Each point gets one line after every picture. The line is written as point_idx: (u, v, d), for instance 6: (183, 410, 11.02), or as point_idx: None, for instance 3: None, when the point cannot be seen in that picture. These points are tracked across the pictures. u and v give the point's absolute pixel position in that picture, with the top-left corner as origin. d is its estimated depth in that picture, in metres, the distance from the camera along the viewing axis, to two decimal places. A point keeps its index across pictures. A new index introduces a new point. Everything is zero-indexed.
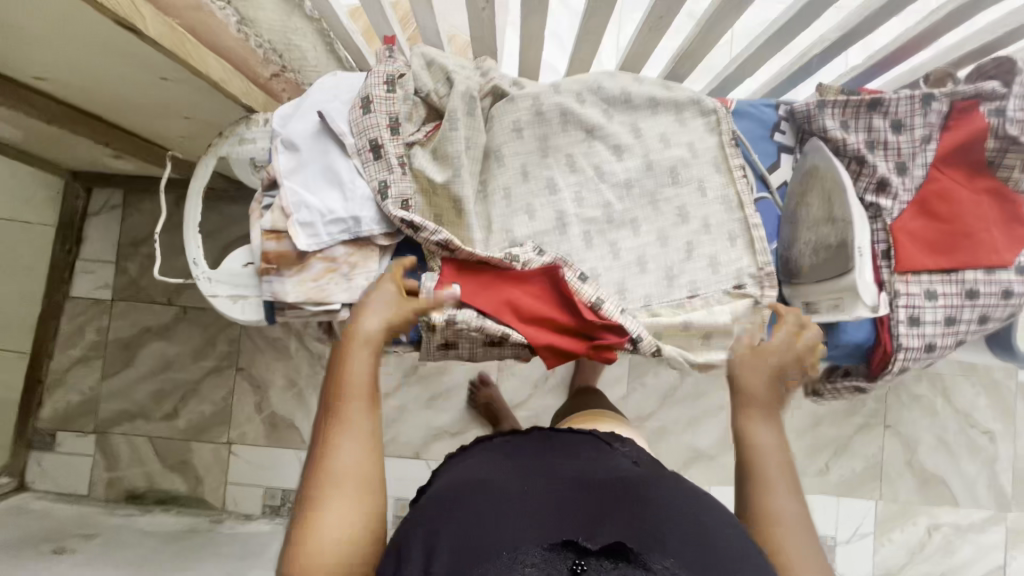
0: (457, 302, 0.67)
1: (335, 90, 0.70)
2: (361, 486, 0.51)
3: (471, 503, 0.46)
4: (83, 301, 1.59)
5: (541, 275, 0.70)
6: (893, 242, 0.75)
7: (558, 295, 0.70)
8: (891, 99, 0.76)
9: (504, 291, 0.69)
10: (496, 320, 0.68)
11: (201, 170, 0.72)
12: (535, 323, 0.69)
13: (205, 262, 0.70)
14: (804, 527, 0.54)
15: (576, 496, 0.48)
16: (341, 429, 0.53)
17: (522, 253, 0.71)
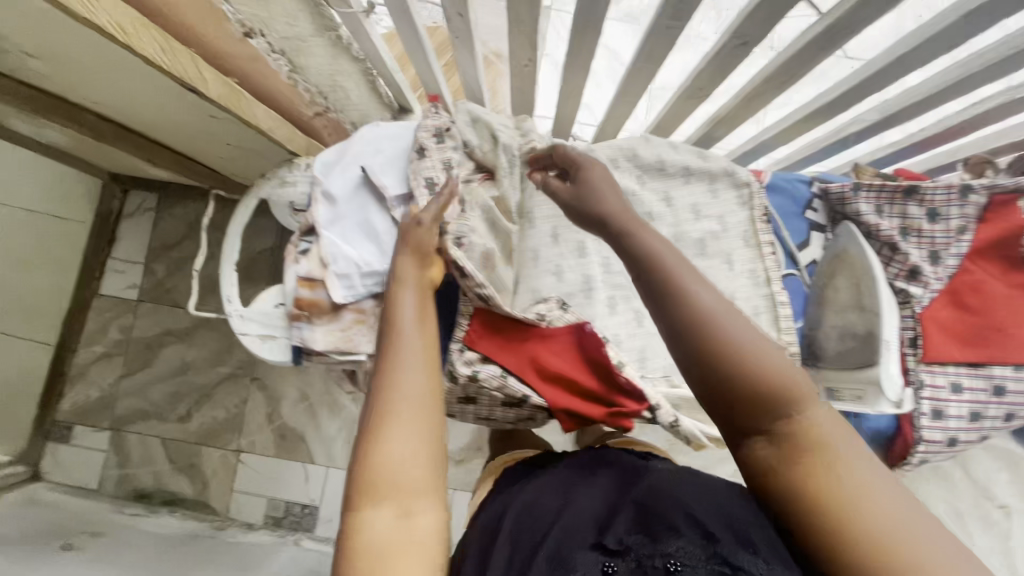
0: (481, 358, 0.68)
1: (377, 143, 0.72)
2: (427, 472, 0.41)
3: (518, 533, 0.48)
4: (111, 299, 1.63)
5: (567, 334, 0.70)
6: (920, 331, 0.75)
7: (585, 357, 0.69)
8: (928, 187, 0.75)
9: (528, 349, 0.69)
10: (516, 378, 0.68)
11: (242, 211, 0.74)
12: (557, 385, 0.69)
13: (238, 299, 0.72)
14: (802, 383, 0.39)
15: (600, 508, 0.49)
16: (394, 417, 0.42)
17: (548, 311, 0.71)
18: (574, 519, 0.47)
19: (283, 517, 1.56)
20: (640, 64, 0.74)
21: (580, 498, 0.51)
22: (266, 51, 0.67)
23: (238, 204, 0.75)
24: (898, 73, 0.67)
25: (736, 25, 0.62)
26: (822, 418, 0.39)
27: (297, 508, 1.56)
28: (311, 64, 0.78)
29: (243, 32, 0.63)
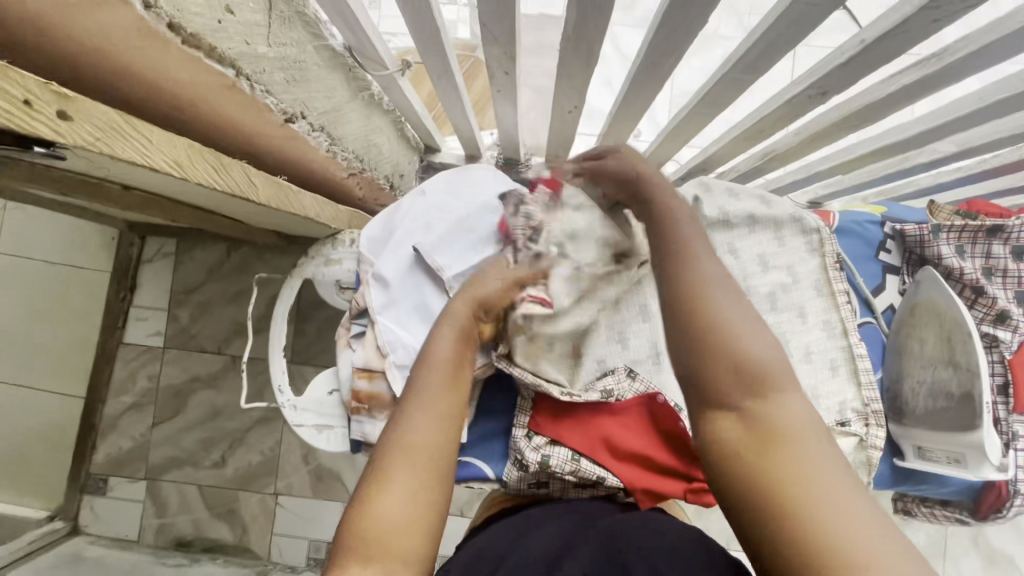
0: (550, 440, 0.65)
1: (425, 218, 0.69)
2: (417, 524, 0.43)
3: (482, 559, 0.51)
4: (135, 347, 1.55)
5: (637, 406, 0.66)
6: (1011, 378, 0.70)
7: (660, 430, 0.65)
8: (1014, 225, 0.71)
9: (598, 427, 0.65)
10: (591, 459, 0.64)
11: (286, 294, 0.71)
12: (634, 463, 0.64)
13: (290, 389, 0.69)
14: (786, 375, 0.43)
15: (561, 542, 0.52)
16: (398, 466, 0.45)
17: (616, 384, 0.66)
18: (531, 552, 0.50)
19: None
20: (699, 110, 0.70)
21: (532, 533, 0.54)
22: (307, 131, 0.63)
23: (283, 285, 0.72)
24: (987, 116, 0.62)
25: (815, 79, 0.57)
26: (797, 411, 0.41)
27: None
28: (348, 131, 0.73)
29: (286, 117, 0.58)
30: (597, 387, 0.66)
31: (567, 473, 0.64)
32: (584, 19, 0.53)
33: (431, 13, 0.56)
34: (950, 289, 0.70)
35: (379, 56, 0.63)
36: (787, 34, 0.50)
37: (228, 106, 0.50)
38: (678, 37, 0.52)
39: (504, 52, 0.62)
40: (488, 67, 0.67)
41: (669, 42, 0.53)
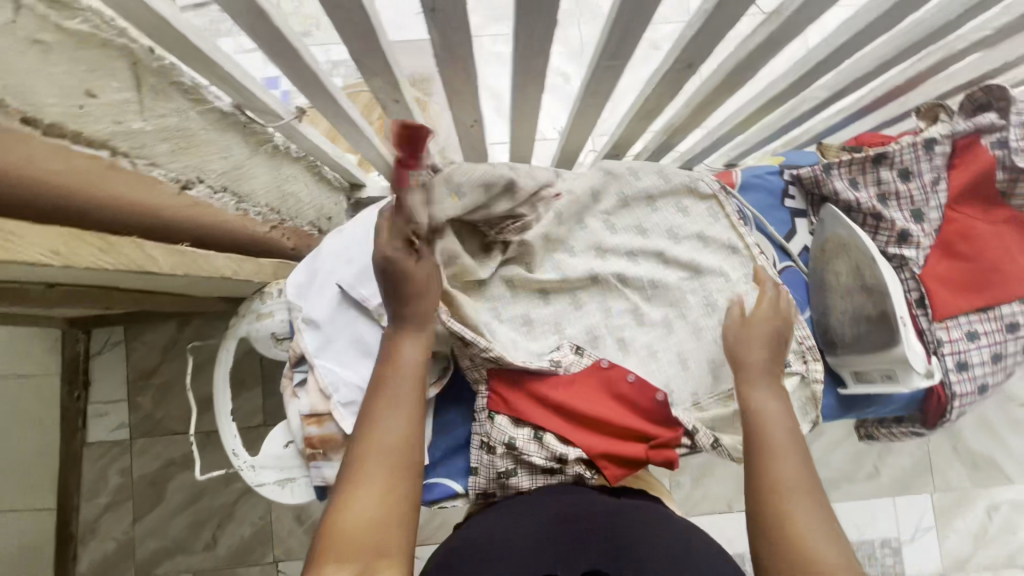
0: (513, 419, 0.66)
1: (347, 252, 0.70)
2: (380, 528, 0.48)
3: (478, 553, 0.52)
4: (102, 444, 1.50)
5: (587, 376, 0.69)
6: (925, 291, 0.75)
7: (615, 395, 0.69)
8: (895, 149, 0.76)
9: (555, 400, 0.67)
10: (553, 432, 0.66)
11: (223, 358, 0.70)
12: (595, 430, 0.67)
13: (245, 450, 0.68)
14: (812, 490, 0.55)
15: (555, 532, 0.54)
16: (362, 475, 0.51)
17: (564, 357, 0.70)
18: (526, 546, 0.52)
19: None
20: (588, 102, 0.73)
21: (532, 527, 0.55)
22: (208, 195, 0.64)
23: (218, 349, 0.71)
24: (837, 58, 0.67)
25: (677, 54, 0.61)
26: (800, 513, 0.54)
27: None
28: (256, 185, 0.74)
29: (181, 185, 0.59)
30: (545, 360, 0.70)
31: (534, 453, 0.65)
32: (449, 39, 0.56)
33: (305, 61, 0.58)
34: (851, 219, 0.75)
35: (269, 108, 0.64)
36: (635, 20, 0.53)
37: (119, 185, 0.52)
38: (538, 39, 0.55)
39: (387, 82, 0.64)
40: (378, 99, 0.69)
41: (532, 45, 0.56)
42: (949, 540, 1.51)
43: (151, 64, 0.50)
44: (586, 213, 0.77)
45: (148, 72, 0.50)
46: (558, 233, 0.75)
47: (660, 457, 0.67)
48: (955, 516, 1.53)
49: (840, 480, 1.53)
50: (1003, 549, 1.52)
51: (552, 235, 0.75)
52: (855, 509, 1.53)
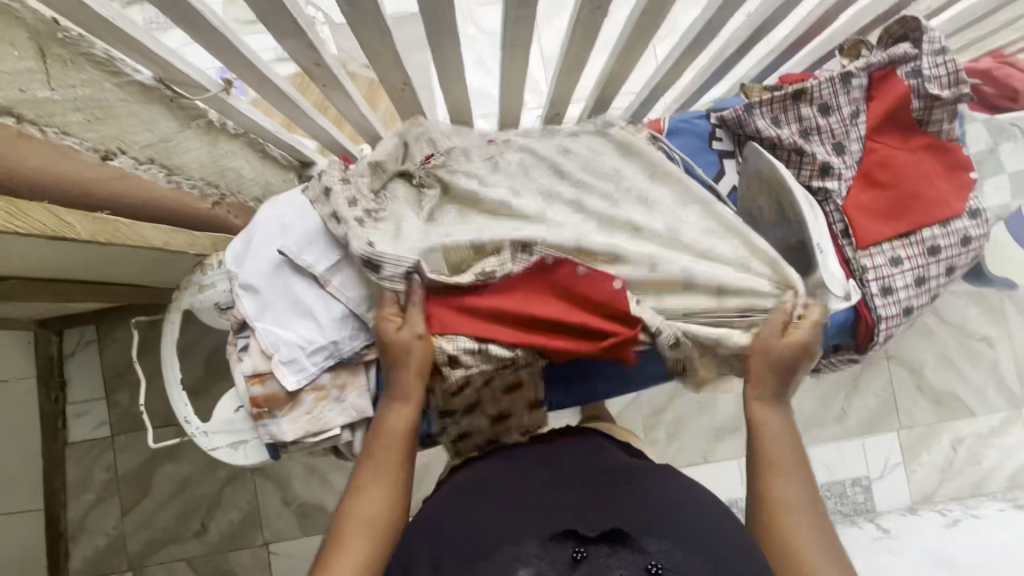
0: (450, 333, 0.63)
1: (280, 219, 0.71)
2: (378, 527, 0.57)
3: (483, 504, 0.55)
4: (84, 443, 1.51)
5: (532, 277, 0.64)
6: (848, 221, 0.78)
7: (565, 291, 0.64)
8: (813, 85, 0.78)
9: (495, 305, 0.63)
10: (497, 340, 0.62)
11: (168, 330, 0.72)
12: (542, 326, 0.64)
13: (196, 417, 0.70)
14: (806, 504, 0.60)
15: (573, 488, 0.56)
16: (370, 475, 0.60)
17: (500, 265, 0.64)
18: (535, 500, 0.54)
19: None
20: (512, 55, 0.75)
21: (549, 477, 0.58)
22: (132, 166, 0.66)
23: (163, 322, 0.73)
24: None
25: None
26: (796, 525, 0.58)
27: None
28: (187, 160, 0.74)
29: (101, 156, 0.61)
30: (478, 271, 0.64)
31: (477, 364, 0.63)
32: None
33: (215, 25, 0.59)
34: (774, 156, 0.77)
35: (194, 80, 0.65)
36: None
37: (37, 156, 0.54)
38: None
39: (305, 45, 0.65)
40: (301, 64, 0.70)
41: None
42: (918, 474, 1.57)
43: (54, 35, 0.52)
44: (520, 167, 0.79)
45: (53, 43, 0.52)
46: None
47: (614, 351, 0.63)
48: (922, 451, 1.58)
49: (809, 424, 1.57)
50: (968, 479, 1.57)
51: None
52: (825, 451, 1.57)
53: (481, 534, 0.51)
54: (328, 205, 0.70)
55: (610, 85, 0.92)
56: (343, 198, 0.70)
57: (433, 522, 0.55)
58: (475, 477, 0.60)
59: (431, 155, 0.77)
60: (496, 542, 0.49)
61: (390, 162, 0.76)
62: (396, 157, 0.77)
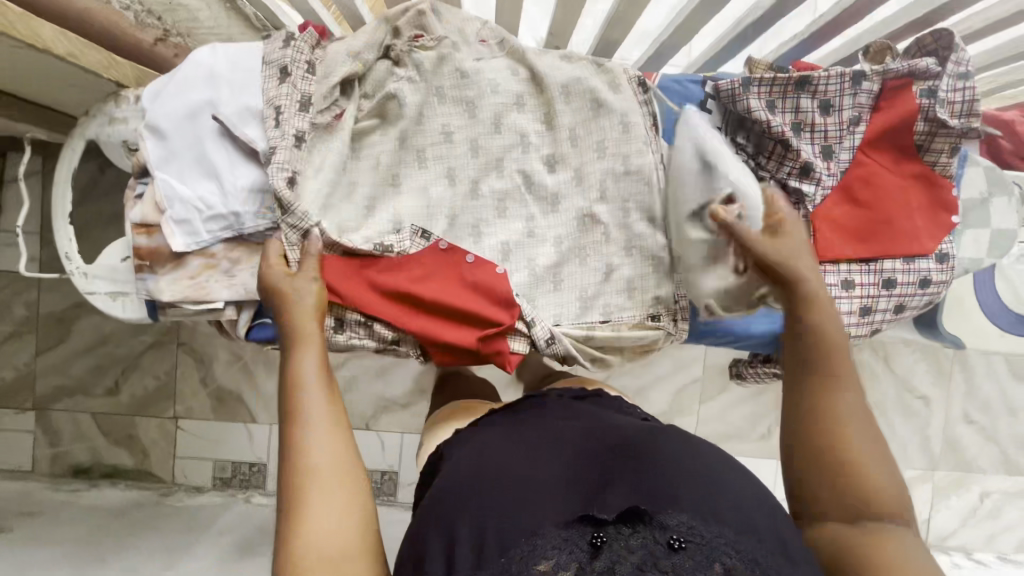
0: (362, 313, 0.68)
1: (208, 65, 0.63)
2: (342, 476, 0.54)
3: (491, 476, 0.54)
4: (9, 273, 1.45)
5: (426, 259, 0.69)
6: (812, 230, 0.74)
7: (457, 278, 0.70)
8: (821, 76, 0.71)
9: (392, 283, 0.67)
10: (381, 318, 0.68)
11: (67, 156, 0.65)
12: (429, 313, 0.69)
13: (79, 256, 0.65)
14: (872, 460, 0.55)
15: (582, 462, 0.57)
16: (307, 430, 0.55)
17: (399, 241, 0.68)
18: (544, 477, 0.54)
19: (231, 478, 1.54)
20: None
21: (552, 452, 0.57)
22: None
23: (63, 147, 0.66)
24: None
25: None
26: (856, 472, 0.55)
27: (245, 466, 1.54)
28: None
29: None
30: (376, 242, 0.68)
31: (365, 338, 0.69)
32: None
33: None
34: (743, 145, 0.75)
35: None
36: None
37: None
38: None
39: None
40: None
41: None
42: None
43: None
44: (491, 82, 0.72)
45: None
46: (453, 97, 0.71)
47: (491, 347, 0.70)
48: None
49: (730, 435, 1.54)
50: None
51: (447, 98, 0.71)
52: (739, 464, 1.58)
53: (491, 510, 0.51)
54: (281, 90, 0.63)
55: (616, 26, 0.85)
56: (294, 97, 0.64)
57: (442, 493, 0.54)
58: (479, 450, 0.60)
59: (421, 35, 0.70)
60: (515, 532, 0.49)
61: (370, 53, 0.68)
62: (372, 35, 0.68)
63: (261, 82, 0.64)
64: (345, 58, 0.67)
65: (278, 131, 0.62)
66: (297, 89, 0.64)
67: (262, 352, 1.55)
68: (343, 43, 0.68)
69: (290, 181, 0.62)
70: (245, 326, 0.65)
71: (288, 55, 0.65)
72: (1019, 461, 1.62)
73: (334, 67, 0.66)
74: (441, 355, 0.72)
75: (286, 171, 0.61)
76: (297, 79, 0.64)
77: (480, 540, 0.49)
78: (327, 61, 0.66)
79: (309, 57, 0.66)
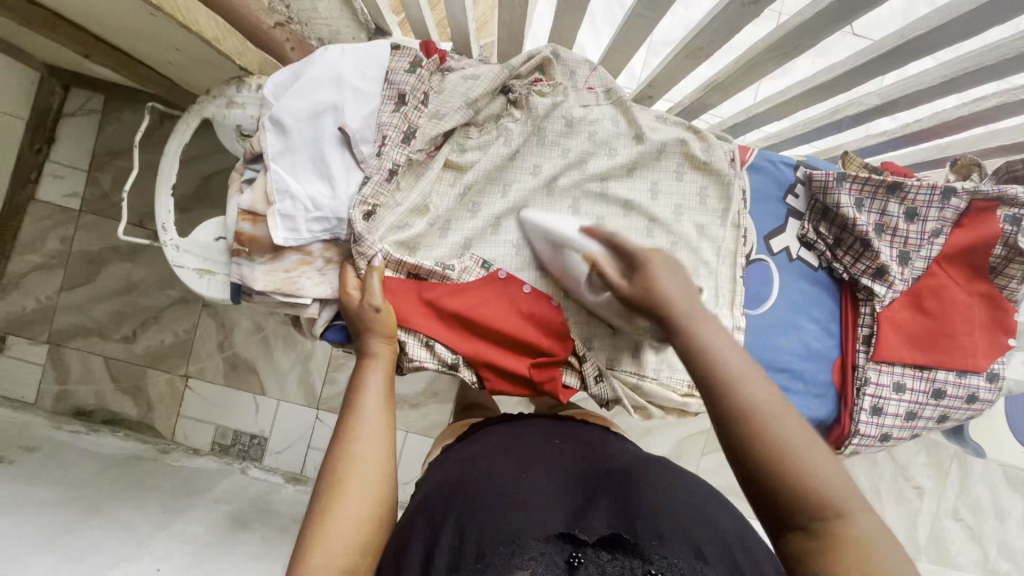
0: (425, 339, 0.66)
1: (337, 66, 0.64)
2: (379, 486, 0.55)
3: (480, 492, 0.53)
4: (50, 206, 1.44)
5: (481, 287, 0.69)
6: (876, 329, 0.76)
7: (513, 308, 0.69)
8: (912, 185, 0.74)
9: (450, 306, 0.67)
10: (440, 341, 0.67)
11: (182, 129, 0.69)
12: (483, 337, 0.69)
13: (174, 229, 0.67)
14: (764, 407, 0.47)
15: (572, 487, 0.56)
16: (357, 435, 0.57)
17: (461, 265, 0.69)
18: (535, 494, 0.53)
19: (231, 445, 1.55)
20: (641, 12, 0.70)
21: (546, 475, 0.57)
22: None
23: (179, 120, 0.69)
24: (916, 49, 0.66)
25: None
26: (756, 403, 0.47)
27: (246, 437, 1.55)
28: None
29: None
30: (438, 260, 0.68)
31: (426, 359, 0.67)
32: None
33: None
34: (810, 229, 0.78)
35: None
36: None
37: None
38: None
39: None
40: None
41: None
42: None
43: None
44: (592, 131, 0.72)
45: None
46: (553, 138, 0.72)
47: (544, 374, 0.70)
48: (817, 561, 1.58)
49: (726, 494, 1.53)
50: None
51: (546, 138, 0.72)
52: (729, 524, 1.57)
53: (470, 522, 0.50)
54: (391, 119, 0.64)
55: (712, 92, 0.87)
56: (399, 127, 0.65)
57: (434, 503, 0.54)
58: (471, 465, 0.59)
59: (541, 78, 0.72)
60: (492, 541, 0.47)
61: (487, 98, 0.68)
62: (498, 77, 0.68)
63: (382, 90, 0.66)
64: (471, 85, 0.68)
65: (378, 158, 0.64)
66: (407, 113, 0.65)
67: (283, 326, 1.56)
68: (463, 78, 0.69)
69: (366, 216, 0.63)
70: (322, 325, 0.67)
71: (409, 83, 0.65)
72: (998, 566, 1.63)
73: (448, 110, 0.67)
74: (494, 384, 0.70)
75: (364, 205, 0.63)
76: (412, 104, 0.65)
77: (461, 546, 0.48)
78: (447, 88, 0.68)
79: (427, 79, 0.67)
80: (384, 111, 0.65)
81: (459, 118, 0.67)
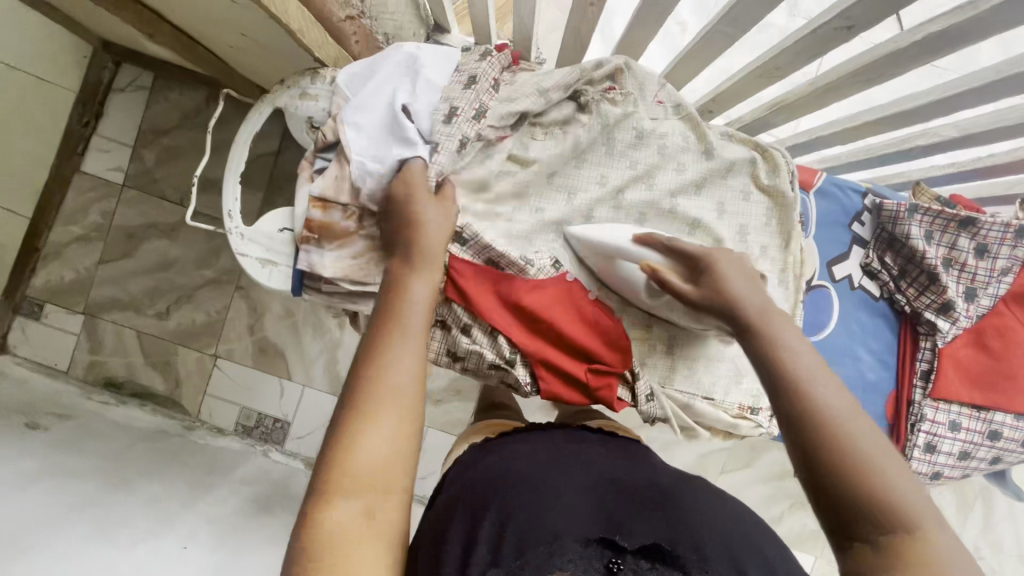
0: (494, 331, 0.66)
1: (409, 54, 0.66)
2: (397, 471, 0.44)
3: (518, 492, 0.52)
4: (94, 178, 1.46)
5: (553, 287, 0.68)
6: (935, 365, 0.74)
7: (580, 312, 0.69)
8: (986, 221, 0.71)
9: (522, 303, 0.66)
10: (508, 337, 0.66)
11: (255, 117, 0.69)
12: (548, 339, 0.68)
13: (241, 217, 0.67)
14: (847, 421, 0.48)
15: (611, 492, 0.54)
16: (376, 410, 0.46)
17: (536, 261, 0.69)
18: (571, 502, 0.51)
19: (254, 427, 1.56)
20: (722, 28, 0.69)
21: (583, 477, 0.56)
22: None
23: (251, 109, 0.69)
24: (1010, 86, 0.64)
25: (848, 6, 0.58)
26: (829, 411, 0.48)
27: (269, 420, 1.56)
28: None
29: None
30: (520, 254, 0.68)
31: (485, 346, 0.67)
32: None
33: None
34: (873, 253, 0.77)
35: None
36: None
37: None
38: None
39: None
40: None
41: None
42: None
43: None
44: (660, 145, 0.72)
45: None
46: (622, 150, 0.71)
47: (601, 381, 0.69)
48: None
49: None
50: None
51: (614, 150, 0.71)
52: None
53: (510, 520, 0.49)
54: (462, 94, 0.64)
55: (778, 111, 0.86)
56: (472, 103, 0.64)
57: (471, 504, 0.53)
58: (507, 462, 0.58)
59: (613, 87, 0.71)
60: (531, 540, 0.46)
61: (558, 92, 0.68)
62: (569, 79, 0.68)
63: (451, 72, 0.67)
64: (541, 86, 0.67)
65: (450, 131, 0.62)
66: (478, 97, 0.65)
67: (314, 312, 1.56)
68: (533, 75, 0.70)
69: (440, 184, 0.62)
70: None
71: (481, 68, 0.66)
72: None
73: (521, 97, 0.67)
74: (552, 386, 0.68)
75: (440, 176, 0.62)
76: (482, 87, 0.66)
77: (500, 536, 0.47)
78: (519, 91, 0.68)
79: (495, 67, 0.68)
80: (457, 88, 0.65)
81: (531, 105, 0.67)
